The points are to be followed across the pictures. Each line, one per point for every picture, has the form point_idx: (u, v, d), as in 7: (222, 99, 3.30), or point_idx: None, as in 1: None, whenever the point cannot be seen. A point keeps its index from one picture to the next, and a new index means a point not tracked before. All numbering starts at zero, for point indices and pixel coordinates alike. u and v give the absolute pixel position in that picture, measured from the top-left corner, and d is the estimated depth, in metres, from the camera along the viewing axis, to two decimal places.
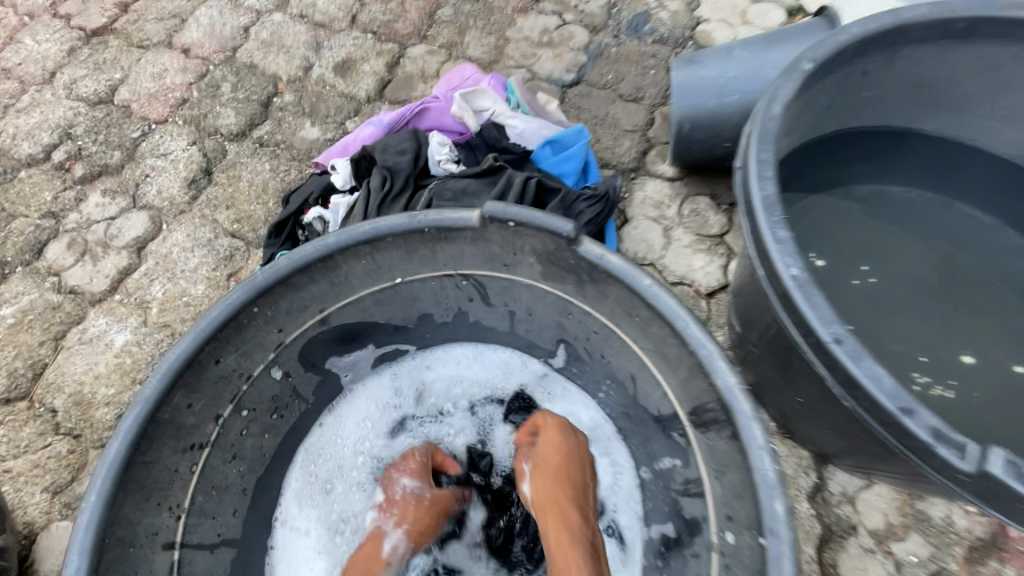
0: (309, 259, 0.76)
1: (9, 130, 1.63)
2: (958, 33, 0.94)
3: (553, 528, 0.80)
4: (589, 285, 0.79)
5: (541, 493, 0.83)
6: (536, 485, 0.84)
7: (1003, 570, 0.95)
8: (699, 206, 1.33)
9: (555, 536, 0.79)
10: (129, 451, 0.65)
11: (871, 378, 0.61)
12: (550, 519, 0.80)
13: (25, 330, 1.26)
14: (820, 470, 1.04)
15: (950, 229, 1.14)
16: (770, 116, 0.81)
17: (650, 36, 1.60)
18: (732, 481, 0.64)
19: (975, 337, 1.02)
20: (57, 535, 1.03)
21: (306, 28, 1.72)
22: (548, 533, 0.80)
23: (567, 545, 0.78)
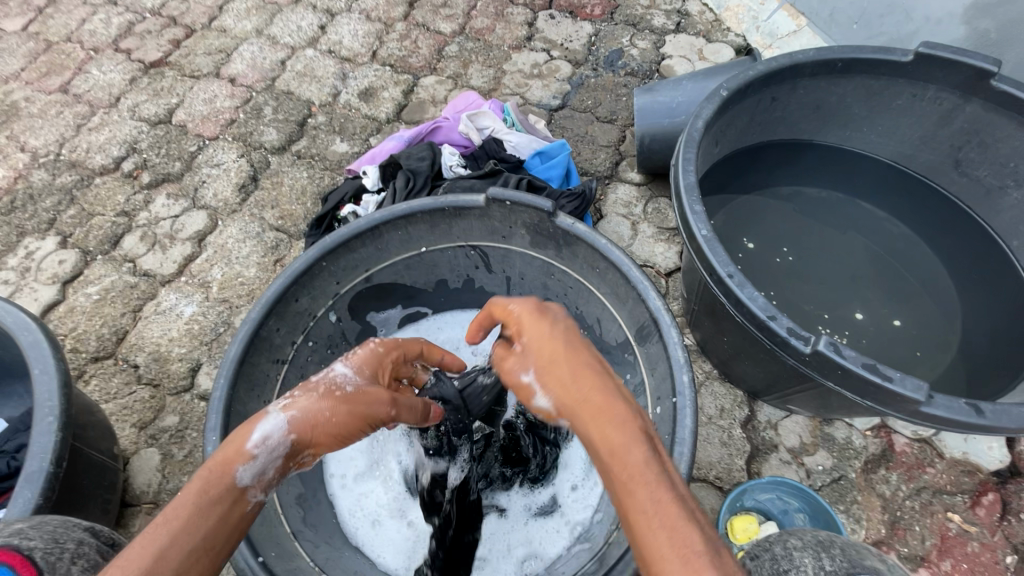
0: (363, 227, 1.05)
1: (84, 145, 1.89)
2: (840, 69, 1.24)
3: (598, 428, 0.65)
4: (564, 248, 1.08)
5: (560, 393, 0.71)
6: (552, 386, 0.72)
7: (889, 476, 1.23)
8: (660, 205, 1.64)
9: (605, 437, 0.64)
10: (242, 353, 0.93)
11: (751, 298, 0.91)
12: (593, 420, 0.66)
13: (109, 304, 1.54)
14: (751, 405, 1.32)
15: (852, 220, 1.44)
16: (696, 128, 1.11)
17: (623, 69, 1.94)
18: (660, 373, 0.93)
19: (866, 299, 1.31)
20: (146, 458, 1.29)
21: (335, 61, 2.05)
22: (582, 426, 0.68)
23: (629, 440, 0.63)
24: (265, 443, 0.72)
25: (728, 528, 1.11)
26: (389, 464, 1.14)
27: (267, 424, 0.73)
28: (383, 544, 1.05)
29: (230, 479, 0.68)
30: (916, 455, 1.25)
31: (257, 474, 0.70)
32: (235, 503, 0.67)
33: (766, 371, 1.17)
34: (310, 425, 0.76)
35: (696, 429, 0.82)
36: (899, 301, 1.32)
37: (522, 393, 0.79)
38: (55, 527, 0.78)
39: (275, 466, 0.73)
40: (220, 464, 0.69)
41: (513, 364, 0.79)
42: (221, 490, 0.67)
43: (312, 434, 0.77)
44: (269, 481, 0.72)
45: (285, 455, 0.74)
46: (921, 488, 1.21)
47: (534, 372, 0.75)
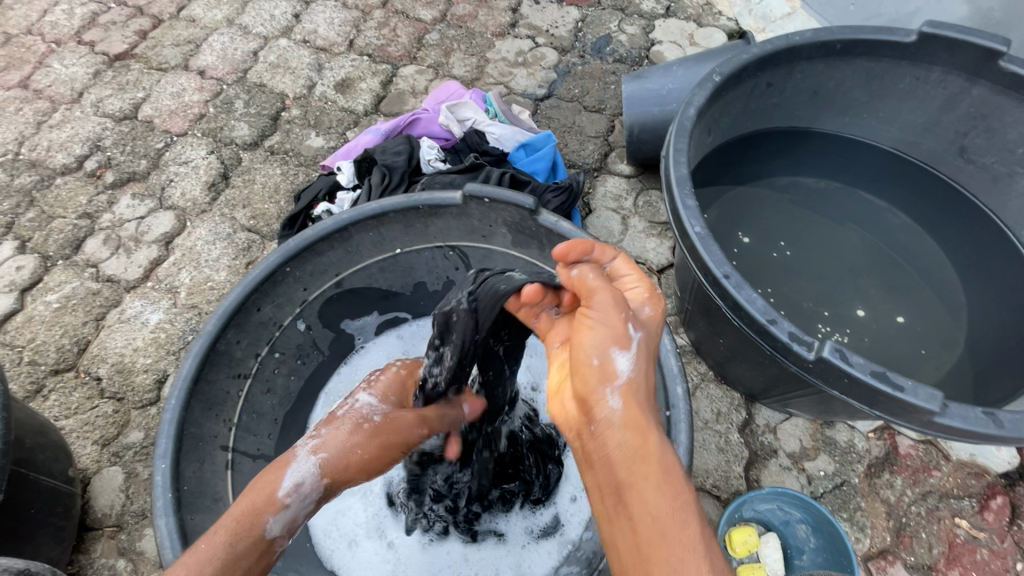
0: (330, 229, 0.97)
1: (44, 144, 1.78)
2: (840, 52, 1.16)
3: (648, 445, 0.63)
4: (548, 248, 1.01)
5: (639, 381, 0.65)
6: (642, 366, 0.66)
7: (893, 480, 1.17)
8: (652, 198, 1.57)
9: (652, 461, 0.63)
10: (197, 370, 0.86)
11: (749, 301, 0.84)
12: (644, 434, 0.64)
13: (70, 313, 1.45)
14: (749, 408, 1.26)
15: (852, 211, 1.38)
16: (687, 116, 1.03)
17: (611, 56, 1.86)
18: None
19: (868, 296, 1.24)
20: (109, 477, 1.21)
21: (309, 52, 1.95)
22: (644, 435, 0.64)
23: (677, 477, 0.62)
24: (296, 489, 0.76)
25: (727, 541, 1.05)
26: (371, 476, 1.06)
27: (299, 470, 0.77)
28: (360, 566, 0.99)
29: (261, 526, 0.72)
30: (922, 458, 1.19)
31: (288, 524, 0.75)
32: (266, 549, 0.73)
33: (764, 374, 1.10)
34: (340, 463, 0.80)
35: (690, 447, 0.76)
36: (902, 297, 1.25)
37: (594, 336, 0.66)
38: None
39: (305, 511, 0.77)
40: (251, 514, 0.72)
41: (617, 307, 0.67)
42: (253, 538, 0.71)
43: (347, 474, 0.81)
44: (298, 526, 0.77)
45: (317, 500, 0.78)
46: (927, 493, 1.16)
47: (641, 339, 0.67)
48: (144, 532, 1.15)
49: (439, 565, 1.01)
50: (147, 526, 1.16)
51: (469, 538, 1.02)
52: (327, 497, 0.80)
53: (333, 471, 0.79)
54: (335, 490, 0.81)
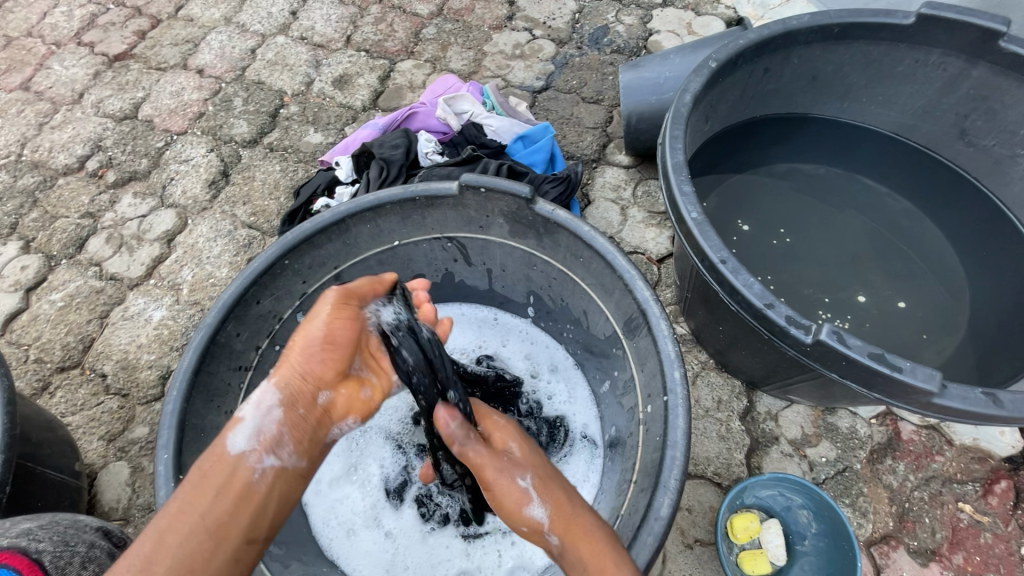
0: (327, 222, 0.98)
1: (46, 145, 1.79)
2: (838, 35, 1.15)
3: (585, 547, 0.66)
4: (545, 237, 1.01)
5: (555, 515, 0.68)
6: (550, 502, 0.69)
7: (896, 466, 1.17)
8: (651, 188, 1.56)
9: (600, 566, 0.65)
10: (197, 362, 0.87)
11: (747, 286, 0.84)
12: (583, 543, 0.66)
13: (74, 311, 1.46)
14: (750, 395, 1.26)
15: (853, 197, 1.37)
16: (683, 103, 1.03)
17: (608, 47, 1.85)
18: (650, 368, 0.87)
19: (869, 281, 1.24)
20: (116, 472, 1.22)
21: (307, 48, 1.95)
22: (575, 541, 0.67)
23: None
24: (248, 402, 0.72)
25: (728, 527, 1.06)
26: (371, 469, 1.08)
27: (253, 392, 0.73)
28: (358, 555, 0.99)
29: (223, 447, 0.69)
30: (924, 443, 1.19)
31: (252, 436, 0.69)
32: (235, 470, 0.67)
33: (764, 360, 1.10)
34: (280, 368, 0.75)
35: (689, 431, 0.75)
36: (903, 283, 1.24)
37: (508, 506, 0.70)
38: (65, 528, 0.85)
39: (267, 416, 0.71)
40: (214, 442, 0.70)
41: (501, 471, 0.70)
42: (215, 460, 0.68)
43: (290, 374, 0.75)
44: (274, 439, 0.70)
45: (279, 404, 0.72)
46: (930, 478, 1.16)
47: (532, 483, 0.70)
48: None
49: (437, 557, 1.00)
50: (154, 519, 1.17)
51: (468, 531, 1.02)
52: (291, 398, 0.74)
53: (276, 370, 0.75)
54: (294, 390, 0.75)
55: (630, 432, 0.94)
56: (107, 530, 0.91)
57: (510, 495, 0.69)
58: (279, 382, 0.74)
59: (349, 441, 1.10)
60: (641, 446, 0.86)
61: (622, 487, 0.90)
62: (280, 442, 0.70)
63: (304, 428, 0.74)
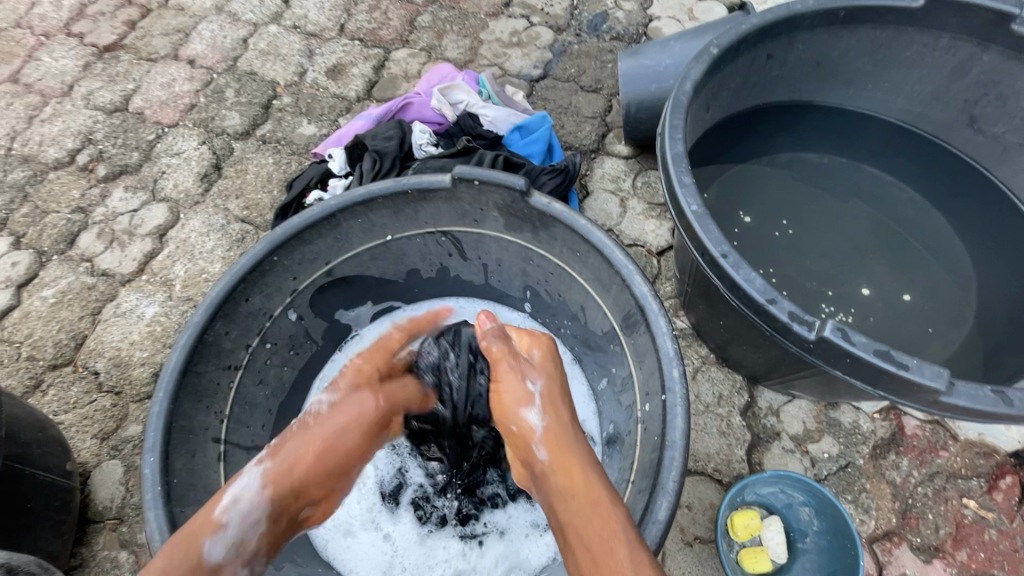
0: (317, 217, 0.95)
1: (35, 138, 1.76)
2: (844, 20, 1.12)
3: (575, 467, 0.73)
4: (541, 231, 0.98)
5: (549, 428, 0.78)
6: (549, 414, 0.80)
7: (900, 461, 1.15)
8: (650, 179, 1.53)
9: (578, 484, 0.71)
10: (184, 362, 0.84)
11: (748, 281, 0.81)
12: (568, 464, 0.74)
13: (66, 308, 1.44)
14: (751, 390, 1.23)
15: (858, 187, 1.33)
16: (683, 91, 1.00)
17: (608, 34, 1.81)
18: (648, 365, 0.85)
19: (874, 273, 1.21)
20: (109, 470, 1.21)
21: (300, 37, 1.91)
22: (564, 461, 0.74)
23: (600, 494, 0.70)
24: (235, 505, 0.72)
25: (728, 525, 1.04)
26: (364, 470, 1.05)
27: (237, 485, 0.74)
28: (356, 558, 0.98)
29: (198, 553, 0.69)
30: (929, 438, 1.17)
31: (232, 547, 0.71)
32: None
33: (766, 355, 1.08)
34: (282, 471, 0.77)
35: (688, 430, 0.73)
36: (908, 275, 1.21)
37: (510, 407, 0.83)
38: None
39: (251, 523, 0.73)
40: (187, 538, 0.69)
41: (515, 373, 0.84)
42: (190, 562, 0.68)
43: (287, 488, 0.76)
44: (251, 551, 0.73)
45: (264, 517, 0.74)
46: (934, 474, 1.14)
47: (541, 391, 0.82)
48: (144, 525, 1.16)
49: (435, 558, 0.99)
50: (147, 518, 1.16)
51: (466, 532, 1.01)
52: (276, 513, 0.75)
53: (273, 478, 0.75)
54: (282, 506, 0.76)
55: (629, 430, 0.92)
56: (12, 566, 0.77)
57: (516, 395, 0.82)
58: (272, 492, 0.75)
59: None
60: (639, 445, 0.84)
61: (620, 486, 0.88)
62: (256, 554, 0.73)
63: (279, 535, 0.77)
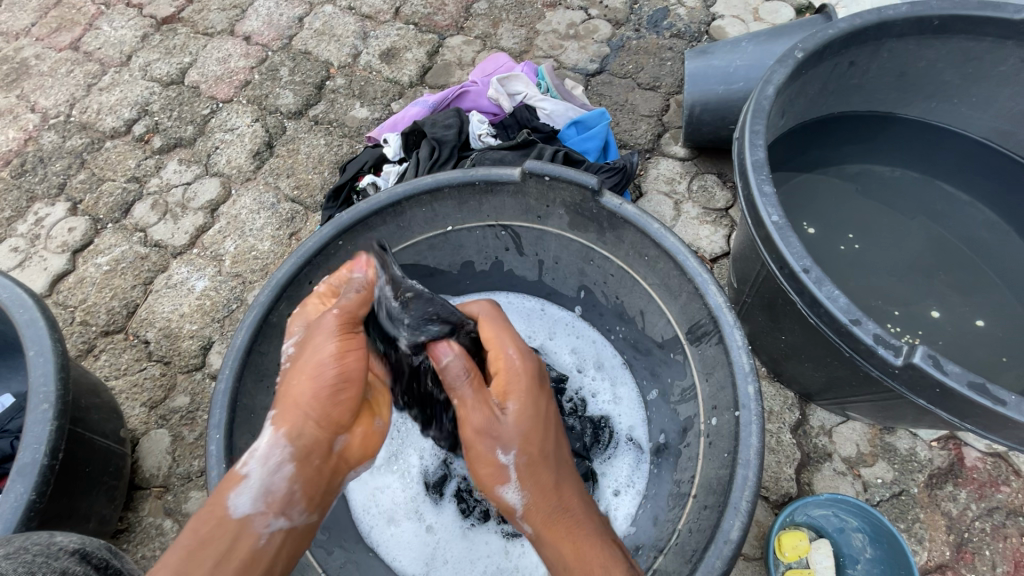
0: (384, 203, 0.95)
1: (94, 107, 1.79)
2: (937, 29, 1.06)
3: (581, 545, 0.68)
4: (608, 232, 0.96)
5: (530, 506, 0.71)
6: (527, 489, 0.71)
7: (957, 493, 1.11)
8: (707, 183, 1.49)
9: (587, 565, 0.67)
10: (250, 340, 0.85)
11: (831, 298, 0.78)
12: (573, 536, 0.69)
13: (119, 276, 1.47)
14: (803, 408, 1.20)
15: (928, 205, 1.28)
16: (764, 96, 0.96)
17: (668, 31, 1.76)
18: (717, 378, 0.82)
19: (944, 296, 1.15)
20: (157, 440, 1.23)
21: (355, 19, 1.90)
22: (551, 533, 0.69)
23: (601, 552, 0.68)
24: (254, 456, 0.65)
25: (776, 545, 1.01)
26: (410, 459, 1.05)
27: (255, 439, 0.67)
28: (398, 547, 0.97)
29: (224, 508, 0.63)
30: (990, 471, 1.12)
31: (259, 496, 0.64)
32: (240, 534, 0.63)
33: (827, 374, 1.04)
34: (288, 409, 0.66)
35: (762, 451, 0.71)
36: (982, 300, 1.16)
37: (482, 476, 0.73)
38: (34, 557, 0.58)
39: (274, 475, 0.65)
40: (216, 495, 0.64)
41: (484, 441, 0.70)
42: (217, 522, 0.63)
43: (302, 421, 0.66)
44: (283, 498, 0.65)
45: (288, 459, 0.65)
46: (993, 509, 1.09)
47: (516, 463, 0.70)
48: (189, 495, 1.18)
49: (476, 552, 0.98)
50: (192, 489, 1.18)
51: (509, 530, 1.00)
52: (304, 451, 0.66)
53: (284, 417, 0.65)
54: (309, 439, 0.66)
55: (687, 442, 0.90)
56: (85, 555, 0.63)
57: (489, 470, 0.71)
58: (289, 433, 0.65)
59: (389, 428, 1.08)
60: (701, 459, 0.83)
61: (678, 498, 0.87)
62: (289, 501, 0.65)
63: (319, 479, 0.68)
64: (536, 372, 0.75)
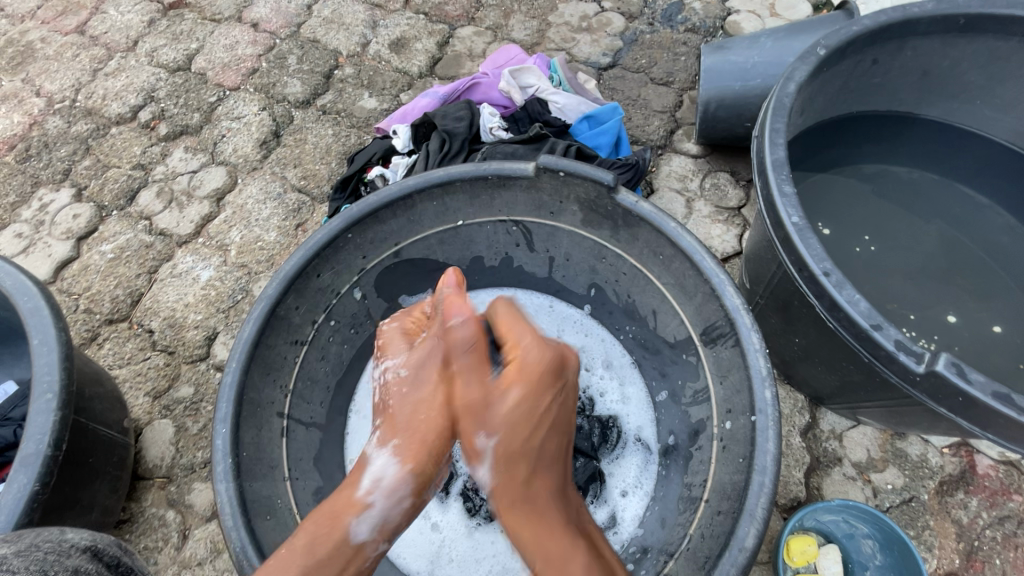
0: (395, 195, 0.93)
1: (100, 92, 1.77)
2: (963, 28, 1.04)
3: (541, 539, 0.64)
4: (622, 230, 0.94)
5: (501, 491, 0.68)
6: (501, 473, 0.68)
7: (968, 501, 1.10)
8: (720, 181, 1.47)
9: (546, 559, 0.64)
10: (257, 334, 0.83)
11: (851, 302, 0.76)
12: (535, 529, 0.65)
13: (124, 264, 1.45)
14: (813, 411, 1.18)
15: (945, 208, 1.26)
16: (785, 93, 0.94)
17: (682, 25, 1.73)
18: (732, 381, 0.81)
19: (961, 300, 1.14)
20: (161, 430, 1.23)
21: (364, 7, 1.87)
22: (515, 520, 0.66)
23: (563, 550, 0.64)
24: (379, 486, 0.66)
25: (784, 550, 1.00)
26: None
27: (374, 465, 0.67)
28: (404, 544, 0.96)
29: (343, 532, 0.64)
30: (1002, 480, 1.11)
31: (377, 526, 0.65)
32: (355, 560, 0.64)
33: (841, 378, 1.02)
34: (417, 444, 0.68)
35: (779, 457, 0.69)
36: (999, 306, 1.14)
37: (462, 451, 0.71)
38: (45, 555, 0.61)
39: (393, 509, 0.66)
40: (333, 519, 0.64)
41: (468, 420, 0.68)
42: (334, 546, 0.63)
43: (428, 458, 0.68)
44: (394, 527, 0.67)
45: (410, 494, 0.67)
46: (1005, 517, 1.08)
47: (497, 447, 0.68)
48: (192, 486, 1.17)
49: (482, 552, 0.97)
50: (195, 481, 1.17)
51: None
52: (422, 484, 0.68)
53: (412, 452, 0.67)
54: (428, 474, 0.69)
55: (699, 445, 0.89)
56: (95, 551, 0.65)
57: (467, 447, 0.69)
58: (414, 467, 0.67)
59: None
60: (714, 462, 0.82)
61: (688, 502, 0.86)
62: (400, 531, 0.67)
63: (417, 508, 0.70)
64: (545, 363, 0.70)
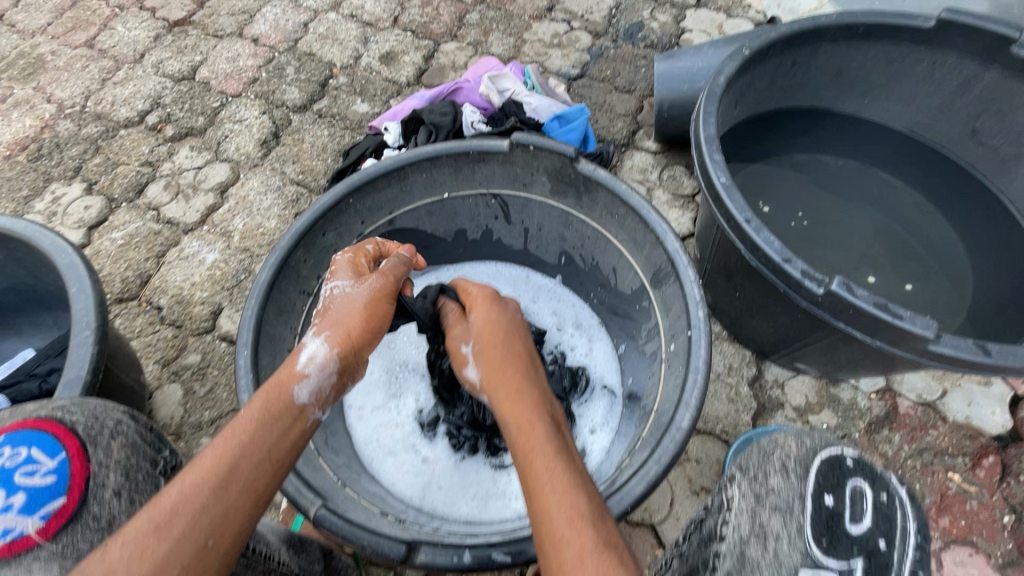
0: (390, 167, 1.08)
1: (108, 98, 1.91)
2: (863, 35, 1.25)
3: (512, 403, 0.77)
4: (584, 196, 1.11)
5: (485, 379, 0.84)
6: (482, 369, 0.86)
7: (892, 436, 1.26)
8: (676, 173, 1.66)
9: (529, 438, 0.71)
10: (272, 278, 0.97)
11: (767, 242, 0.93)
12: (512, 399, 0.77)
13: (133, 249, 1.57)
14: (759, 364, 1.35)
15: (867, 189, 1.46)
16: (716, 83, 1.12)
17: (642, 42, 1.95)
18: (675, 313, 0.97)
19: (879, 264, 1.32)
20: (171, 393, 1.33)
21: (356, 25, 2.05)
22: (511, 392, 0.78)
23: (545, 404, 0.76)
24: (313, 361, 0.78)
25: None
26: (406, 401, 1.18)
27: (308, 348, 0.79)
28: (396, 474, 1.07)
29: (287, 395, 0.74)
30: (920, 417, 1.27)
31: (314, 391, 0.75)
32: (297, 418, 0.73)
33: (776, 325, 1.19)
34: (340, 331, 0.82)
35: (709, 360, 0.85)
36: (909, 268, 1.33)
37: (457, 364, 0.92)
38: (101, 404, 0.73)
39: (330, 379, 0.78)
40: (277, 386, 0.74)
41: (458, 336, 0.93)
42: (283, 406, 0.72)
43: (348, 341, 0.82)
44: (325, 396, 0.77)
45: (336, 367, 0.79)
46: (924, 449, 1.24)
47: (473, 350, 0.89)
48: (200, 441, 1.27)
49: (467, 480, 1.08)
50: (203, 436, 1.28)
51: (497, 462, 1.10)
52: (346, 365, 0.81)
53: (339, 338, 0.81)
54: (349, 359, 0.81)
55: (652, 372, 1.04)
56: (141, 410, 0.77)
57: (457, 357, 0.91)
58: (341, 350, 0.80)
59: (389, 376, 1.20)
60: (662, 381, 0.97)
61: (643, 420, 1.00)
62: (329, 397, 0.78)
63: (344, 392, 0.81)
64: (494, 290, 0.98)
